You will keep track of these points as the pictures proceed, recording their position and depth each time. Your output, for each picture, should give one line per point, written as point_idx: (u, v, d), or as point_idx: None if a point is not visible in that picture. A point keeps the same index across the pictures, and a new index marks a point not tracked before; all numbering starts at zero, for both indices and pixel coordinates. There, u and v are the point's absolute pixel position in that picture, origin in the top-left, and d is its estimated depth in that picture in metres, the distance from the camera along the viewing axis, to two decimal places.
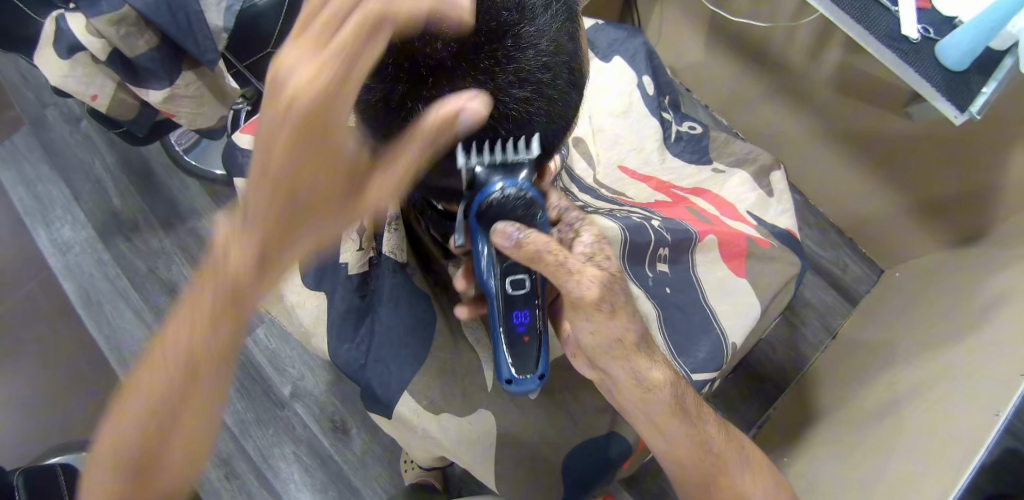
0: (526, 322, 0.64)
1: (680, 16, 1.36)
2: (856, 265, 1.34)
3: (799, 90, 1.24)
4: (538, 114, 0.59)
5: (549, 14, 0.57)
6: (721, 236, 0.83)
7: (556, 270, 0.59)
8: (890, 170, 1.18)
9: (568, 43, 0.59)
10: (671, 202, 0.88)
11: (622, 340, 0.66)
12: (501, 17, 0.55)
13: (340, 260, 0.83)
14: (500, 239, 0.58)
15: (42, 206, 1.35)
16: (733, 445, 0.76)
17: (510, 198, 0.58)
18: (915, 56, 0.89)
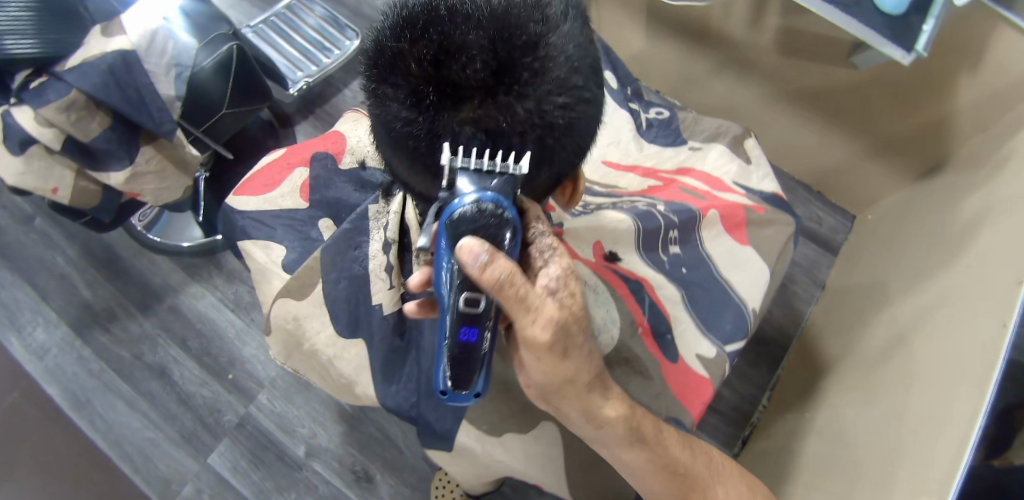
0: (475, 340, 0.55)
1: (615, 11, 1.39)
2: (829, 216, 1.39)
3: (743, 60, 1.29)
4: (580, 117, 0.60)
5: (570, 23, 0.60)
6: (721, 210, 0.86)
7: (515, 303, 0.55)
8: (844, 122, 1.23)
9: (587, 45, 0.62)
10: (662, 185, 0.91)
11: (575, 380, 0.63)
12: (530, 29, 0.57)
13: (374, 301, 0.82)
14: (461, 259, 0.53)
15: (7, 313, 1.29)
16: (706, 464, 0.73)
17: (483, 212, 0.54)
18: (856, 7, 0.93)
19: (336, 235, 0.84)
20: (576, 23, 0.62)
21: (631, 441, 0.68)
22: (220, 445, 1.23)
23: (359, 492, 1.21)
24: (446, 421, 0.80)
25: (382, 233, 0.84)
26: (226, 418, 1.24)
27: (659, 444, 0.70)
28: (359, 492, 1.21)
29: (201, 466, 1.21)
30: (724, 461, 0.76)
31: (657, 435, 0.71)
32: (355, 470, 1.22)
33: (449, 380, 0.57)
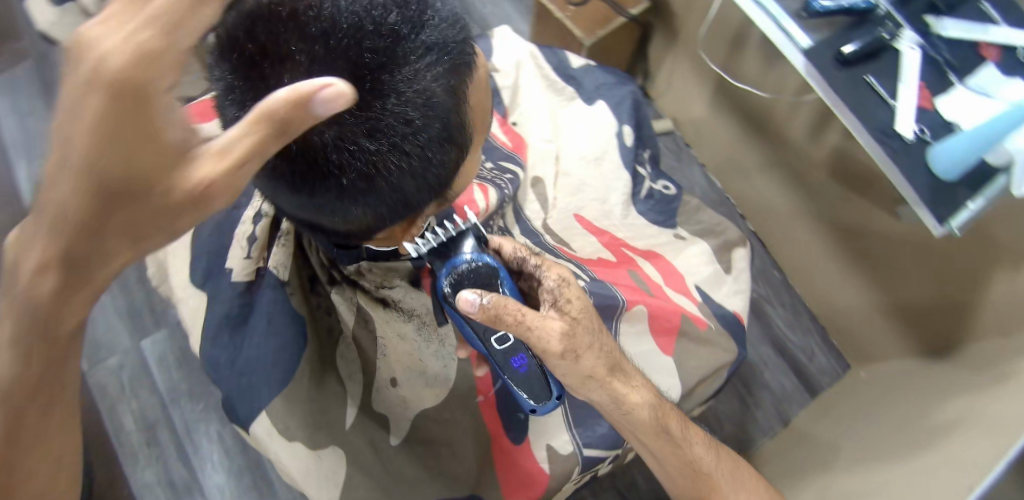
0: (525, 363, 0.66)
1: (690, 72, 1.34)
2: (823, 355, 1.29)
3: (794, 166, 1.21)
4: (392, 167, 0.56)
5: (427, 65, 0.53)
6: (655, 310, 0.83)
7: (519, 329, 0.61)
8: (870, 266, 1.15)
9: (446, 95, 0.55)
10: (615, 261, 0.88)
11: (594, 375, 0.66)
12: (364, 61, 0.51)
13: (228, 264, 0.82)
14: (463, 309, 0.60)
15: (25, 138, 1.34)
16: (726, 469, 0.75)
17: (467, 270, 0.64)
18: (905, 156, 0.85)
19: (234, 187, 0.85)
20: (442, 65, 0.54)
21: (658, 433, 0.71)
22: (157, 333, 1.26)
23: None
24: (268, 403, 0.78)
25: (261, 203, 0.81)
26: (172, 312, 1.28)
27: (685, 442, 0.73)
28: None
29: (133, 345, 1.25)
30: (747, 470, 0.77)
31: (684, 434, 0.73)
32: None
33: (529, 398, 0.68)
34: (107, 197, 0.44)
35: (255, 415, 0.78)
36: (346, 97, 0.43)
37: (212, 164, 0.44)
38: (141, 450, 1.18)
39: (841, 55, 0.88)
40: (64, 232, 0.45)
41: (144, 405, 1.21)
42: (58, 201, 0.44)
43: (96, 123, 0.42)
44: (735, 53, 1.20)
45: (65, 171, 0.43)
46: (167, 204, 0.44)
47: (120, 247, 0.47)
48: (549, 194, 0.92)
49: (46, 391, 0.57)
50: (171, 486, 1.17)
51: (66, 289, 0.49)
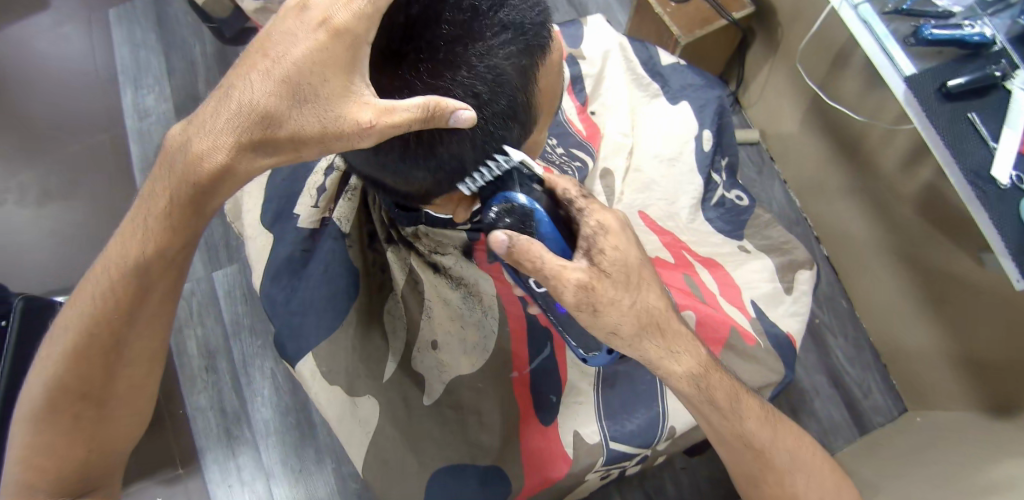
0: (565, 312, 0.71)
1: (785, 83, 1.29)
2: (880, 395, 1.23)
3: (879, 196, 1.16)
4: (456, 137, 0.58)
5: (501, 43, 0.56)
6: (703, 318, 0.81)
7: (537, 276, 0.57)
8: (942, 310, 1.09)
9: (517, 75, 0.58)
10: (672, 263, 0.87)
11: (616, 332, 0.61)
12: (444, 30, 0.54)
13: (295, 211, 0.87)
14: (491, 242, 0.57)
15: (137, 69, 1.44)
16: (783, 447, 0.71)
17: (507, 213, 0.62)
18: (997, 202, 0.80)
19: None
20: (516, 45, 0.57)
21: (703, 402, 0.67)
22: (229, 267, 1.34)
23: None
24: (320, 348, 0.82)
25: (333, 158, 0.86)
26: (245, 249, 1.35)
27: (733, 415, 0.68)
28: None
29: (206, 275, 1.33)
30: (809, 447, 0.73)
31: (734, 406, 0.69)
32: None
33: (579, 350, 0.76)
34: (295, 106, 0.52)
35: (306, 355, 0.82)
36: (470, 123, 0.51)
37: (371, 113, 0.50)
38: (200, 374, 1.27)
39: (945, 87, 0.83)
40: (240, 122, 0.53)
41: (208, 333, 1.29)
42: (251, 93, 0.52)
43: (317, 49, 0.50)
44: (834, 71, 1.14)
45: (271, 73, 0.51)
46: (332, 132, 0.51)
47: (277, 151, 0.54)
48: (617, 186, 0.92)
49: (169, 282, 0.65)
50: (222, 413, 1.25)
51: (214, 173, 0.56)
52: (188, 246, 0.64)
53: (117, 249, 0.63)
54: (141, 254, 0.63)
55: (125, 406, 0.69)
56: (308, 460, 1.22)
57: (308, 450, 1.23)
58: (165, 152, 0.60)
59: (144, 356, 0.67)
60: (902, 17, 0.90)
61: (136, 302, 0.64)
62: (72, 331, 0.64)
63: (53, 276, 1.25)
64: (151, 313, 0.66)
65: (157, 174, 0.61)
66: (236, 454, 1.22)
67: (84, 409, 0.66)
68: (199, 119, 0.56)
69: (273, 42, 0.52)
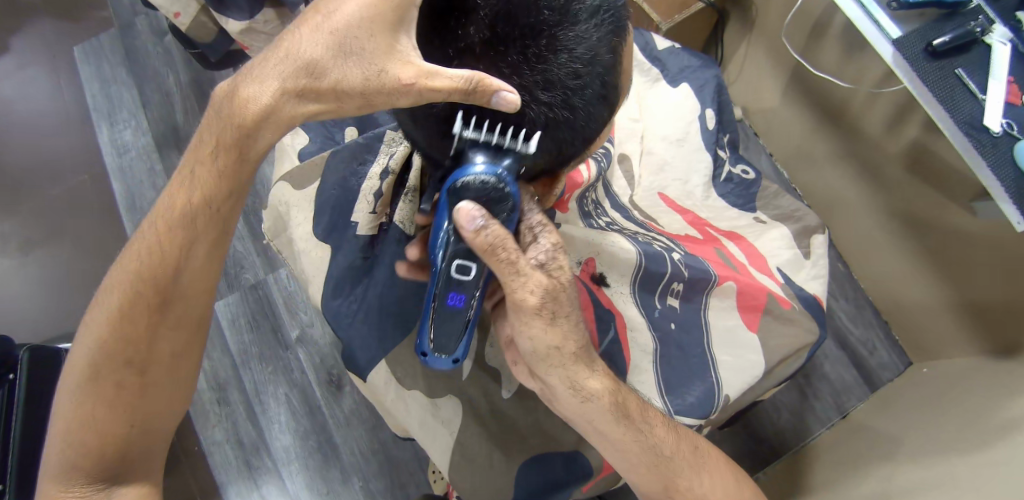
0: (460, 306, 0.62)
1: (764, 61, 1.33)
2: (885, 349, 1.27)
3: (866, 158, 1.20)
4: (560, 123, 0.58)
5: (596, 25, 0.56)
6: (741, 285, 0.84)
7: (505, 269, 0.59)
8: (941, 260, 1.13)
9: (610, 55, 0.58)
10: (702, 239, 0.90)
11: (561, 348, 0.64)
12: (542, 14, 0.54)
13: (352, 218, 0.85)
14: (460, 219, 0.58)
15: (110, 105, 1.38)
16: (690, 451, 0.71)
17: (485, 183, 0.58)
18: (992, 150, 0.84)
19: (349, 145, 0.88)
20: (611, 25, 0.57)
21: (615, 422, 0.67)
22: (230, 296, 1.31)
23: (326, 393, 1.25)
24: (365, 356, 0.81)
25: (386, 160, 0.85)
26: (245, 276, 1.32)
27: (644, 426, 0.69)
28: (325, 393, 1.25)
29: None
30: (712, 453, 0.74)
31: (643, 417, 0.70)
32: (330, 374, 1.26)
33: (432, 342, 0.64)
34: (341, 57, 0.56)
35: (379, 363, 0.81)
36: (511, 107, 0.53)
37: (413, 74, 0.54)
38: (213, 408, 1.24)
39: (931, 45, 0.88)
40: (286, 68, 0.57)
41: (217, 364, 1.27)
42: (302, 44, 0.56)
43: (367, 7, 0.54)
44: (815, 41, 1.18)
45: (323, 28, 0.55)
46: (374, 84, 0.55)
47: (319, 100, 0.58)
48: (636, 171, 0.94)
49: (215, 235, 0.65)
50: (240, 444, 1.22)
51: (258, 116, 0.59)
52: (233, 196, 0.65)
53: (165, 202, 0.65)
54: (191, 204, 0.64)
55: (170, 380, 0.67)
56: (334, 480, 1.20)
57: (333, 472, 1.21)
58: (214, 100, 0.62)
59: (187, 319, 0.67)
60: None
61: (183, 253, 0.64)
62: (119, 291, 0.64)
63: (49, 325, 1.22)
64: (198, 268, 0.66)
65: (206, 122, 0.63)
66: (259, 484, 1.20)
67: (128, 378, 0.64)
68: (248, 67, 0.59)
69: (326, 2, 0.56)
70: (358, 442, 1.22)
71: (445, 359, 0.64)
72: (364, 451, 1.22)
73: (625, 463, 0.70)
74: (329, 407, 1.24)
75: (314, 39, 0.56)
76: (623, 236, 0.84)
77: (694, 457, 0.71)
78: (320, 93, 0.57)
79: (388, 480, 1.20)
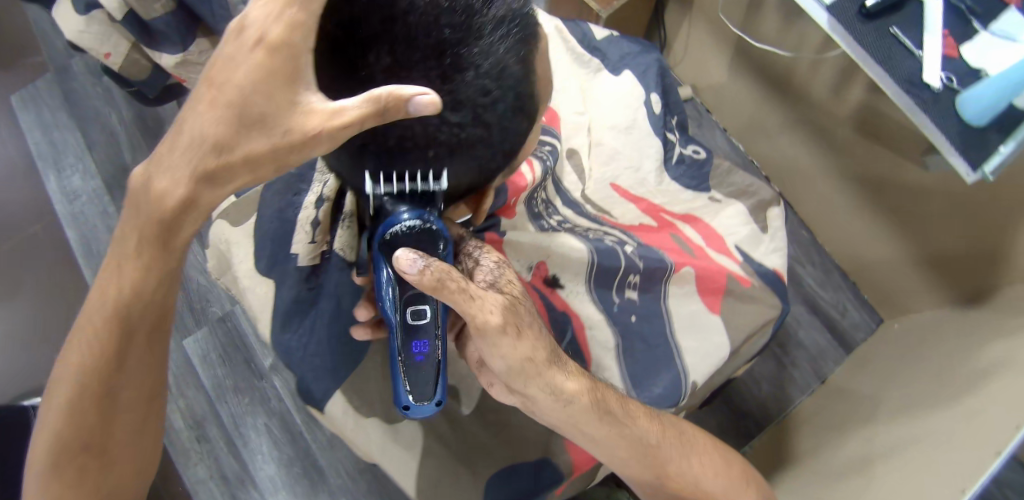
0: (426, 351, 0.60)
1: (708, 38, 1.33)
2: (856, 310, 1.29)
3: (817, 124, 1.21)
4: (477, 141, 0.56)
5: (500, 37, 0.53)
6: (701, 270, 0.85)
7: (461, 299, 0.57)
8: (901, 217, 1.14)
9: (518, 65, 0.55)
10: (656, 226, 0.91)
11: (532, 358, 0.62)
12: (441, 32, 0.51)
13: (292, 250, 0.83)
14: (401, 267, 0.56)
15: (55, 152, 1.34)
16: (676, 433, 0.74)
17: (412, 230, 0.59)
18: (934, 106, 0.85)
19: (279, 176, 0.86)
20: (516, 35, 0.55)
21: (599, 419, 0.67)
22: (198, 332, 1.28)
23: (306, 419, 1.23)
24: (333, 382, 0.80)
25: (319, 188, 0.83)
26: (212, 310, 1.30)
27: (628, 419, 0.70)
28: (305, 419, 1.23)
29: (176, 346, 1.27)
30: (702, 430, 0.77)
31: (626, 408, 0.72)
32: None
33: (410, 393, 0.61)
34: (243, 128, 0.51)
35: (335, 394, 0.81)
36: (432, 109, 0.47)
37: (320, 119, 0.49)
38: (193, 446, 1.21)
39: (865, 7, 0.89)
40: (192, 154, 0.53)
41: (192, 401, 1.24)
42: (200, 125, 0.52)
43: (258, 69, 0.50)
44: (754, 15, 1.19)
45: (217, 102, 0.51)
46: (284, 146, 0.51)
47: (233, 178, 0.54)
48: (585, 164, 0.94)
49: (157, 320, 0.64)
50: (224, 479, 1.20)
51: (177, 209, 0.55)
52: (167, 280, 0.62)
53: (100, 287, 0.62)
54: (115, 289, 0.61)
55: (133, 453, 0.67)
56: None
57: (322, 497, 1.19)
58: (130, 191, 0.58)
59: (140, 399, 0.65)
60: None
61: (125, 342, 0.62)
62: (64, 381, 0.62)
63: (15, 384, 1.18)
64: (144, 354, 0.64)
65: (127, 205, 0.60)
66: None
67: (88, 461, 0.63)
68: (157, 158, 0.55)
69: (218, 70, 0.51)
70: (343, 464, 1.21)
71: (427, 405, 0.61)
72: (352, 472, 1.21)
73: (619, 459, 0.71)
74: (312, 433, 1.23)
75: (211, 118, 0.51)
76: (574, 234, 0.85)
77: (682, 437, 0.74)
78: (232, 169, 0.53)
79: (377, 497, 1.19)
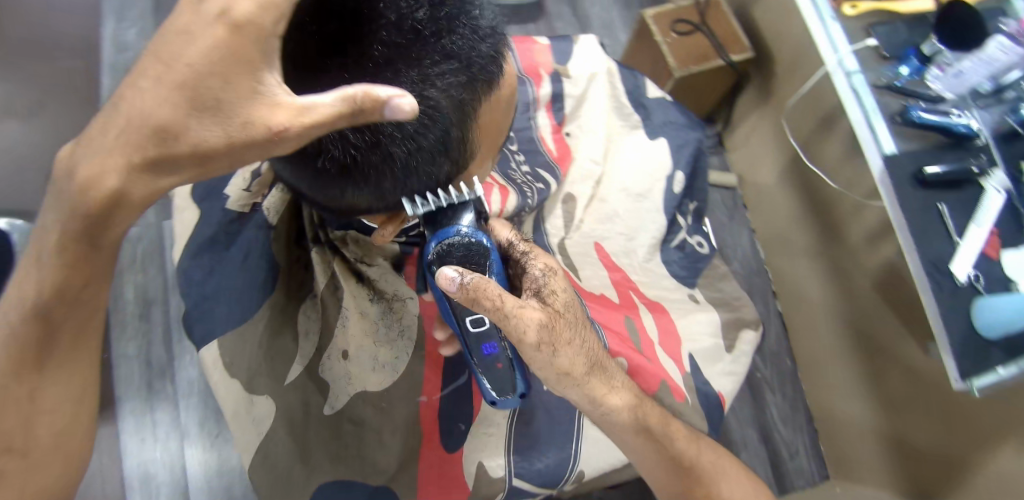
0: (494, 352, 0.65)
1: (771, 137, 1.29)
2: (806, 458, 1.22)
3: (842, 264, 1.16)
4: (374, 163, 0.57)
5: (437, 74, 0.54)
6: (632, 364, 0.82)
7: (497, 315, 0.56)
8: (881, 386, 1.10)
9: (449, 106, 0.55)
10: (616, 303, 0.91)
11: (569, 372, 0.62)
12: (371, 51, 0.51)
13: (225, 190, 0.88)
14: (443, 284, 0.55)
15: None
16: (707, 456, 0.73)
17: (457, 243, 0.62)
18: (949, 297, 0.80)
19: None
20: (456, 78, 0.55)
21: (633, 431, 0.68)
22: None
23: None
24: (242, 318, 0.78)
25: None
26: None
27: (664, 437, 0.70)
28: None
29: None
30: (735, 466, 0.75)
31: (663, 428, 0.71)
32: None
33: (492, 391, 0.67)
34: (194, 114, 0.46)
35: (210, 343, 0.81)
36: (409, 113, 0.44)
37: (289, 116, 0.45)
38: (132, 321, 1.09)
39: (923, 173, 0.84)
40: (133, 135, 0.47)
41: (149, 280, 1.13)
42: (143, 104, 0.46)
43: (216, 46, 0.45)
44: (820, 133, 1.14)
45: (164, 80, 0.45)
46: (240, 141, 0.46)
47: (177, 168, 0.48)
48: (577, 215, 0.95)
49: (87, 316, 0.59)
50: (148, 364, 1.07)
51: (109, 200, 0.50)
52: (97, 281, 0.58)
53: (19, 295, 0.57)
54: (59, 240, 0.54)
55: (53, 459, 0.62)
56: None
57: None
58: (58, 175, 0.53)
59: (65, 397, 0.61)
60: (893, 93, 0.92)
61: (46, 338, 0.58)
62: None
63: None
64: (70, 346, 0.60)
65: (50, 205, 0.55)
66: (155, 409, 1.05)
67: (7, 463, 0.59)
68: (93, 134, 0.49)
69: (166, 44, 0.46)
70: None
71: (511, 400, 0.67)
72: None
73: (647, 466, 0.71)
74: None
75: (161, 101, 0.46)
76: None
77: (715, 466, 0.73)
78: (177, 157, 0.47)
79: None
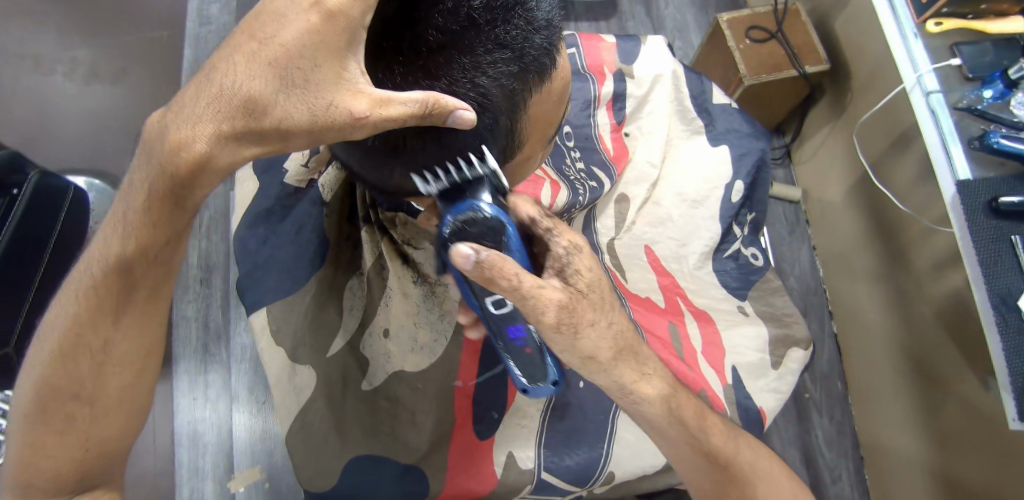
0: (521, 336, 0.65)
1: (839, 152, 1.24)
2: (849, 486, 1.17)
3: (904, 289, 1.10)
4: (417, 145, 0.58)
5: (487, 62, 0.54)
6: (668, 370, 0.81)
7: (515, 295, 0.53)
8: (934, 421, 1.05)
9: (495, 94, 0.56)
10: (662, 308, 0.90)
11: (594, 354, 0.58)
12: (424, 34, 0.53)
13: (285, 164, 0.91)
14: (457, 262, 0.53)
15: None
16: (749, 450, 0.68)
17: (479, 220, 0.59)
18: (1016, 333, 0.75)
19: None
20: (507, 67, 0.55)
21: (671, 424, 0.63)
22: None
23: None
24: None
25: None
26: None
27: (701, 431, 0.64)
28: None
29: None
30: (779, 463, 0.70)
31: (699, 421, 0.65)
32: None
33: (522, 378, 0.68)
34: (282, 90, 0.49)
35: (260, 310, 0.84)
36: (469, 125, 0.51)
37: (365, 105, 0.49)
38: (194, 285, 1.15)
39: (997, 201, 0.79)
40: (222, 105, 0.49)
41: (212, 247, 1.18)
42: (236, 77, 0.48)
43: (307, 32, 0.48)
44: (893, 151, 1.09)
45: (259, 56, 0.48)
46: (322, 121, 0.49)
47: (260, 142, 0.51)
48: (630, 215, 0.94)
49: (156, 280, 0.62)
50: (206, 328, 1.12)
51: (192, 167, 0.51)
52: (173, 242, 0.60)
53: (99, 249, 0.60)
54: (145, 200, 0.56)
55: (118, 412, 0.65)
56: None
57: None
58: (144, 138, 0.54)
59: (133, 354, 0.64)
60: (974, 116, 0.86)
61: (120, 298, 0.61)
62: (58, 316, 0.61)
63: None
64: (141, 308, 0.63)
65: (135, 166, 0.57)
66: (208, 370, 1.09)
67: (75, 410, 0.62)
68: (178, 102, 0.51)
69: (260, 24, 0.49)
70: None
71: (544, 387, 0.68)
72: None
73: (682, 458, 0.66)
74: None
75: (252, 75, 0.48)
76: None
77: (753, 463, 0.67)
78: (262, 131, 0.50)
79: None
